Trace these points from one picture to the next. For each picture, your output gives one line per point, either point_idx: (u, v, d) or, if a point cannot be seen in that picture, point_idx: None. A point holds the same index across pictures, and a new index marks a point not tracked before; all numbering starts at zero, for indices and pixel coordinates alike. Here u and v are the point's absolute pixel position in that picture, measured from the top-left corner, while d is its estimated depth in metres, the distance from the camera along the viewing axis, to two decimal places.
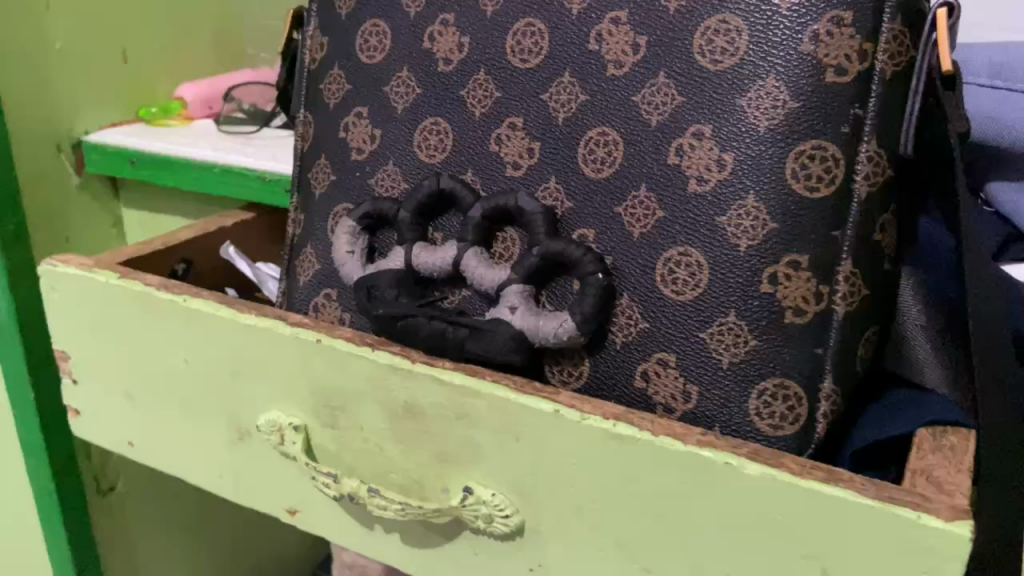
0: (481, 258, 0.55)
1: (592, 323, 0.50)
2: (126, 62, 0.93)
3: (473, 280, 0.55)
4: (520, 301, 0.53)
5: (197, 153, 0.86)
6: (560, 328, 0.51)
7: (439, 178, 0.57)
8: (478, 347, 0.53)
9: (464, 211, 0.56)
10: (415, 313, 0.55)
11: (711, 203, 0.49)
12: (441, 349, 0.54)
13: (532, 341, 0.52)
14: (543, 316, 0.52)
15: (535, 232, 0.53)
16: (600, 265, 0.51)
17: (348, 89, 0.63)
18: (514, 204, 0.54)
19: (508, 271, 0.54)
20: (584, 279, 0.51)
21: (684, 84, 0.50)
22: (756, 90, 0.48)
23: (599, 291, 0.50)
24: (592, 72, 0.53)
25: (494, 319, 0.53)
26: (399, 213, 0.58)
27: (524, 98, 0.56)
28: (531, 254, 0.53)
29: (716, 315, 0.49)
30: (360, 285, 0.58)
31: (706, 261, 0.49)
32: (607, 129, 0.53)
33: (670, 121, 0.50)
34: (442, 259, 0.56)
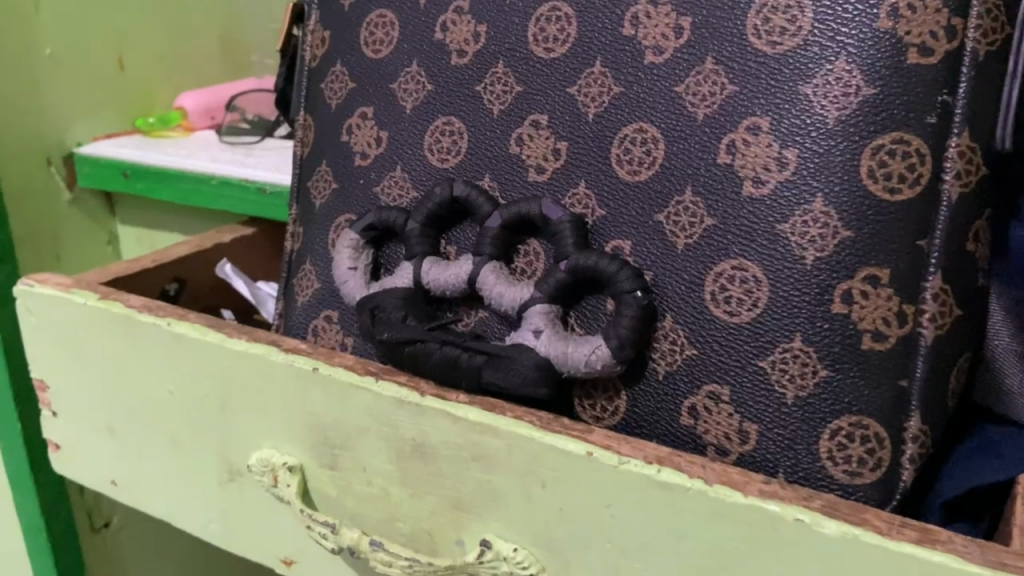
0: (500, 273, 0.48)
1: (631, 350, 0.43)
2: (122, 70, 0.88)
3: (492, 299, 0.48)
4: (545, 323, 0.45)
5: (195, 165, 0.80)
6: (593, 355, 0.44)
7: (453, 185, 0.50)
8: (497, 376, 0.45)
9: (480, 221, 0.49)
10: (426, 337, 0.48)
11: (770, 208, 0.41)
12: (455, 379, 0.47)
13: (560, 370, 0.45)
14: (573, 340, 0.45)
15: (563, 244, 0.46)
16: (637, 283, 0.44)
17: (352, 88, 0.57)
18: (538, 211, 0.47)
19: (531, 289, 0.47)
20: (619, 299, 0.44)
21: (735, 71, 0.43)
22: (824, 75, 0.41)
23: (637, 313, 0.43)
24: (627, 59, 0.46)
25: (515, 345, 0.46)
26: (408, 224, 0.51)
27: (549, 92, 0.49)
28: (559, 269, 0.46)
29: (778, 341, 0.41)
30: (363, 306, 0.51)
31: (764, 277, 0.41)
32: (644, 125, 0.46)
33: (720, 113, 0.43)
34: (456, 275, 0.49)
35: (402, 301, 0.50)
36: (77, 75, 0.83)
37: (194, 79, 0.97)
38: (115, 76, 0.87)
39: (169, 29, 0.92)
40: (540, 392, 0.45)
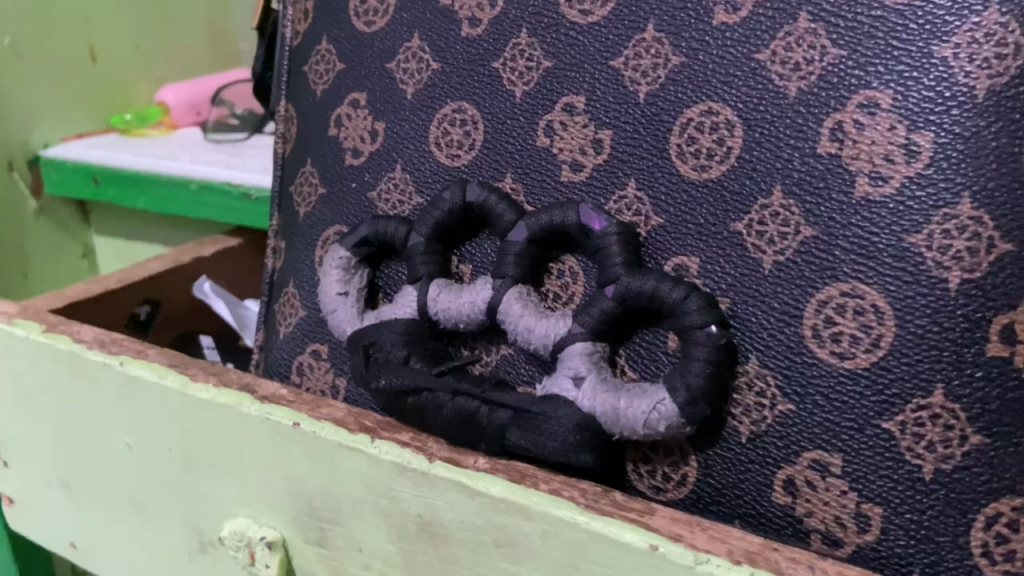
0: (527, 301, 0.37)
1: (706, 406, 0.32)
2: (95, 62, 0.78)
3: (517, 335, 0.37)
4: (588, 367, 0.35)
5: (173, 167, 0.70)
6: (653, 413, 0.33)
7: (466, 188, 0.40)
8: (525, 439, 0.34)
9: (500, 234, 0.39)
10: (432, 386, 0.37)
11: (895, 213, 0.31)
12: (475, 438, 0.36)
13: (610, 430, 0.34)
14: (626, 390, 0.34)
15: (609, 262, 0.35)
16: (712, 316, 0.33)
17: (340, 69, 0.46)
18: (575, 220, 0.37)
19: (568, 321, 0.36)
20: (687, 336, 0.33)
21: (842, 30, 0.32)
22: (967, 32, 0.30)
23: (713, 356, 0.32)
24: (689, 21, 0.36)
25: (548, 396, 0.35)
26: (410, 237, 0.41)
27: (586, 66, 0.38)
28: (605, 295, 0.35)
29: (909, 395, 0.30)
30: (354, 342, 0.40)
31: (889, 307, 0.31)
32: (713, 104, 0.35)
33: (821, 86, 0.32)
34: (471, 302, 0.39)
35: (402, 336, 0.39)
36: (43, 68, 0.73)
37: (179, 72, 0.87)
38: (87, 69, 0.78)
39: (149, 16, 0.82)
40: (584, 459, 0.34)
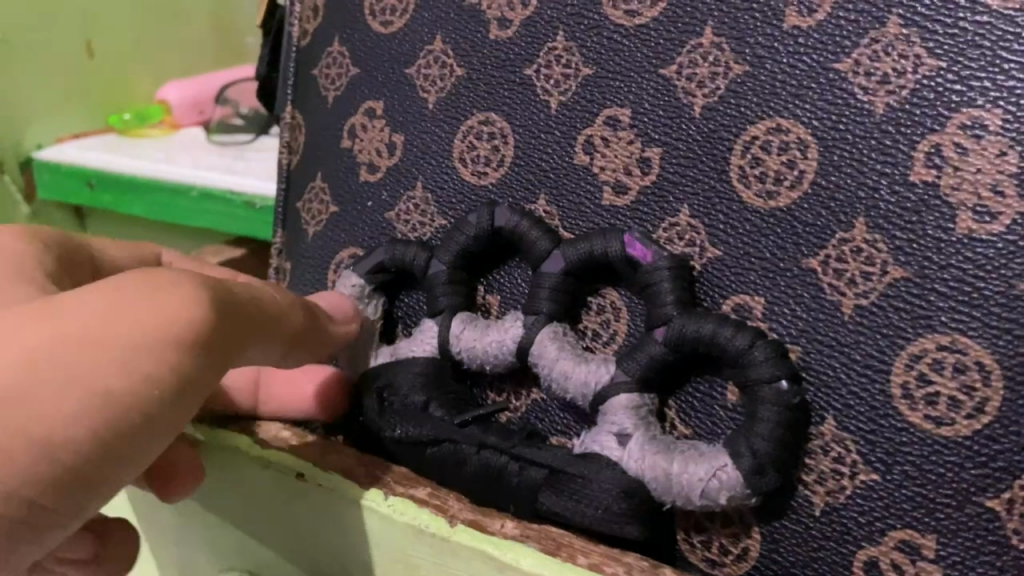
0: (563, 342, 0.33)
1: (775, 473, 0.28)
2: (93, 59, 0.74)
3: (552, 381, 0.33)
4: (634, 422, 0.31)
5: (170, 172, 0.65)
6: (712, 481, 0.28)
7: (494, 210, 0.35)
8: (561, 504, 0.30)
9: (532, 265, 0.34)
10: (456, 437, 0.33)
11: (1005, 254, 0.26)
12: (502, 499, 0.32)
13: (661, 498, 0.30)
14: (679, 452, 0.30)
15: (660, 302, 0.31)
16: (782, 370, 0.28)
17: (353, 73, 0.42)
18: (620, 252, 0.32)
19: (611, 367, 0.32)
20: (752, 392, 0.29)
21: (941, 38, 0.27)
22: None
23: (783, 417, 0.28)
24: (756, 25, 0.31)
25: (587, 455, 0.31)
26: (431, 265, 0.37)
27: (633, 75, 0.34)
28: (656, 341, 0.31)
29: (1019, 470, 0.26)
30: (365, 384, 0.36)
31: (997, 365, 0.26)
32: (784, 120, 0.30)
33: (914, 103, 0.28)
34: (500, 341, 0.34)
35: (421, 377, 0.35)
36: (38, 65, 0.69)
37: (183, 70, 0.82)
38: (86, 66, 0.73)
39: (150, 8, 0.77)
40: (629, 531, 0.29)
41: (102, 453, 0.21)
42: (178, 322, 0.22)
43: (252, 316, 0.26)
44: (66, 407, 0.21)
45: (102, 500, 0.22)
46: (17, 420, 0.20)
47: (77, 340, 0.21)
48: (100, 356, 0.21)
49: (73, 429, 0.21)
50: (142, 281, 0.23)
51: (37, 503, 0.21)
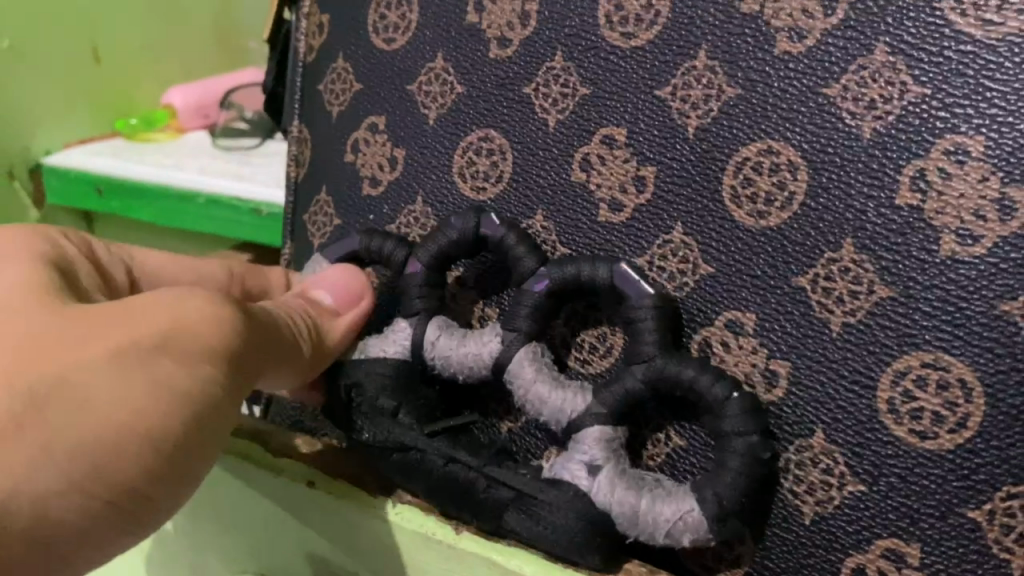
0: (540, 366, 0.34)
1: (735, 521, 0.29)
2: (102, 68, 0.75)
3: (524, 402, 0.34)
4: (604, 455, 0.32)
5: (177, 178, 0.66)
6: (675, 525, 0.30)
7: (481, 220, 0.36)
8: (524, 522, 0.31)
9: (516, 280, 0.35)
10: (422, 447, 0.33)
11: (986, 275, 0.27)
12: (464, 510, 0.32)
13: (623, 532, 0.31)
14: (648, 490, 0.31)
15: (641, 339, 0.32)
16: (755, 423, 0.30)
17: (357, 89, 0.43)
18: (606, 280, 0.33)
19: (585, 396, 0.33)
20: (723, 440, 0.30)
21: (926, 66, 0.28)
22: None
23: (748, 468, 0.29)
24: (748, 49, 0.32)
25: (555, 479, 0.32)
26: (410, 267, 0.37)
27: (629, 95, 0.35)
28: (633, 375, 0.32)
29: (999, 482, 0.27)
30: (334, 377, 0.37)
31: (978, 383, 0.27)
32: (775, 143, 0.31)
33: (900, 128, 0.29)
34: (477, 355, 0.35)
35: (390, 382, 0.36)
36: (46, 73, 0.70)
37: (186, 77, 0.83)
38: (93, 73, 0.75)
39: (156, 14, 0.78)
40: (582, 559, 0.30)
41: (184, 443, 0.27)
42: (223, 334, 0.28)
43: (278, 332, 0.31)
44: (158, 402, 0.26)
45: (178, 485, 0.27)
46: (122, 412, 0.25)
47: (159, 346, 0.26)
48: (176, 357, 0.26)
49: (167, 419, 0.26)
50: (197, 296, 0.28)
51: (144, 483, 0.26)
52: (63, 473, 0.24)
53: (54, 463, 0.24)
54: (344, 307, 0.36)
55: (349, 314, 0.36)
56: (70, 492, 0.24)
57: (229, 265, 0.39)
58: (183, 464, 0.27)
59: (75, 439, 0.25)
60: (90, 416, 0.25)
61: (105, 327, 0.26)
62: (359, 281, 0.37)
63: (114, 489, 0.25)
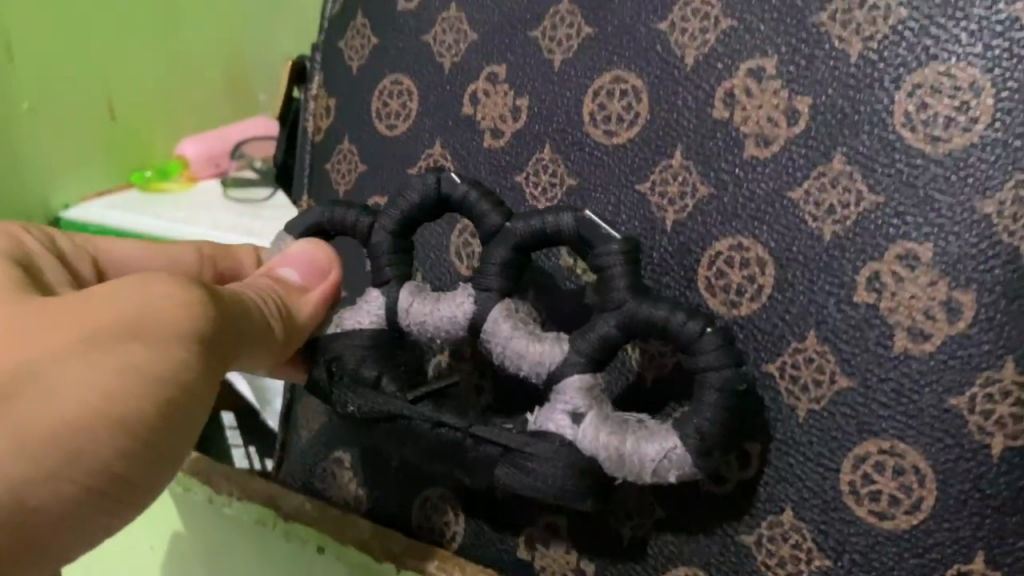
0: (516, 320, 0.35)
1: (718, 453, 0.31)
2: (115, 121, 0.78)
3: (505, 356, 0.35)
4: (587, 401, 0.33)
5: (190, 233, 0.69)
6: (663, 461, 0.31)
7: (442, 177, 0.37)
8: (514, 478, 0.32)
9: (482, 236, 0.36)
10: (409, 414, 0.34)
11: (935, 371, 0.30)
12: (460, 466, 0.35)
13: (612, 475, 0.32)
14: (631, 431, 0.32)
15: (614, 285, 0.33)
16: (728, 357, 0.31)
17: (361, 170, 0.45)
18: (572, 228, 0.34)
19: (563, 346, 0.34)
20: (700, 376, 0.32)
21: (879, 177, 0.31)
22: (1012, 188, 0.29)
23: (726, 401, 0.31)
24: (720, 151, 0.34)
25: (540, 432, 0.33)
26: (374, 234, 0.38)
27: (612, 189, 0.37)
28: (608, 321, 0.33)
29: (951, 560, 0.30)
30: (314, 345, 0.38)
31: (930, 469, 0.30)
32: (743, 239, 0.34)
33: (856, 232, 0.31)
34: (452, 315, 0.36)
35: (369, 350, 0.36)
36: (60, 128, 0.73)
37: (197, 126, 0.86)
38: (108, 127, 0.78)
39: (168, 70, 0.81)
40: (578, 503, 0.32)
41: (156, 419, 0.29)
42: (186, 314, 0.29)
43: (246, 313, 0.32)
44: (124, 386, 0.28)
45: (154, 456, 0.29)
46: (88, 401, 0.27)
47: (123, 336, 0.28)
48: (140, 346, 0.28)
49: (136, 406, 0.28)
50: (161, 284, 0.30)
51: (115, 464, 0.28)
52: (36, 460, 0.26)
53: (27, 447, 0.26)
54: (312, 282, 0.37)
55: (319, 290, 0.37)
56: (45, 476, 0.27)
57: (198, 246, 0.41)
58: (156, 444, 0.29)
59: (46, 427, 0.27)
60: (59, 405, 0.27)
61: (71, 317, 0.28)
62: (326, 256, 0.38)
63: (87, 472, 0.27)
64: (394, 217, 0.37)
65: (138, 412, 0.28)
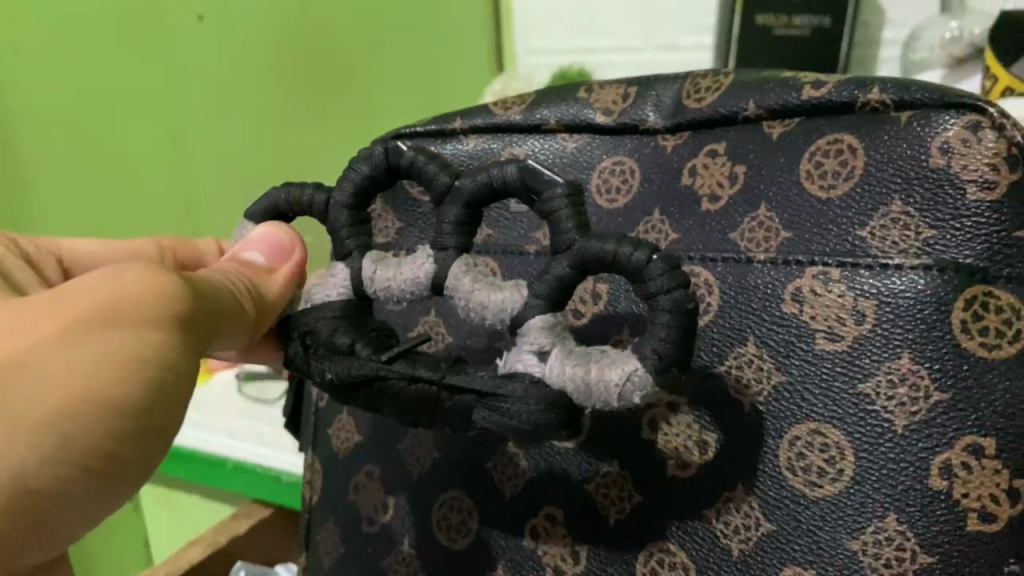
0: (474, 274, 0.39)
1: (676, 370, 0.34)
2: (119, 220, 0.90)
3: (470, 307, 0.39)
4: (550, 341, 0.36)
5: (209, 443, 0.75)
6: (627, 382, 0.34)
7: (389, 149, 0.42)
8: (492, 419, 0.36)
9: (436, 196, 0.41)
10: (386, 373, 0.38)
11: None
12: (441, 418, 0.38)
13: (582, 403, 0.35)
14: (594, 361, 0.34)
15: (562, 229, 0.36)
16: (674, 281, 0.33)
17: (358, 442, 0.53)
18: (516, 178, 0.38)
19: (523, 293, 0.38)
20: (653, 301, 0.34)
21: (771, 508, 0.38)
22: (874, 532, 0.36)
23: (682, 322, 0.33)
24: (647, 467, 0.41)
25: (513, 373, 0.36)
26: (331, 209, 0.44)
27: (563, 483, 0.44)
28: (561, 261, 0.36)
29: None
30: (288, 324, 0.44)
31: None
32: (670, 543, 0.41)
33: (757, 552, 0.38)
34: (414, 276, 0.41)
35: (340, 321, 0.41)
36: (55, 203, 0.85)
37: (179, 224, 0.95)
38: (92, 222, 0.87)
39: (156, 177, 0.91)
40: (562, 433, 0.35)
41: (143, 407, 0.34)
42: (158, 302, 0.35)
43: (220, 298, 0.39)
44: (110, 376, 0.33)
45: (143, 443, 0.35)
46: (73, 388, 0.33)
47: (96, 327, 0.33)
48: (114, 334, 0.34)
49: (118, 391, 0.33)
50: (134, 279, 0.35)
51: (106, 448, 0.34)
52: (33, 446, 0.32)
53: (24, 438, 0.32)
54: (277, 258, 0.45)
55: (286, 265, 0.45)
56: (40, 463, 0.32)
57: (158, 242, 0.53)
58: (146, 427, 0.35)
59: (39, 414, 0.32)
60: (50, 394, 0.32)
61: (55, 314, 0.34)
62: (286, 235, 0.46)
63: (79, 455, 0.33)
64: (347, 191, 0.43)
65: (116, 395, 0.33)
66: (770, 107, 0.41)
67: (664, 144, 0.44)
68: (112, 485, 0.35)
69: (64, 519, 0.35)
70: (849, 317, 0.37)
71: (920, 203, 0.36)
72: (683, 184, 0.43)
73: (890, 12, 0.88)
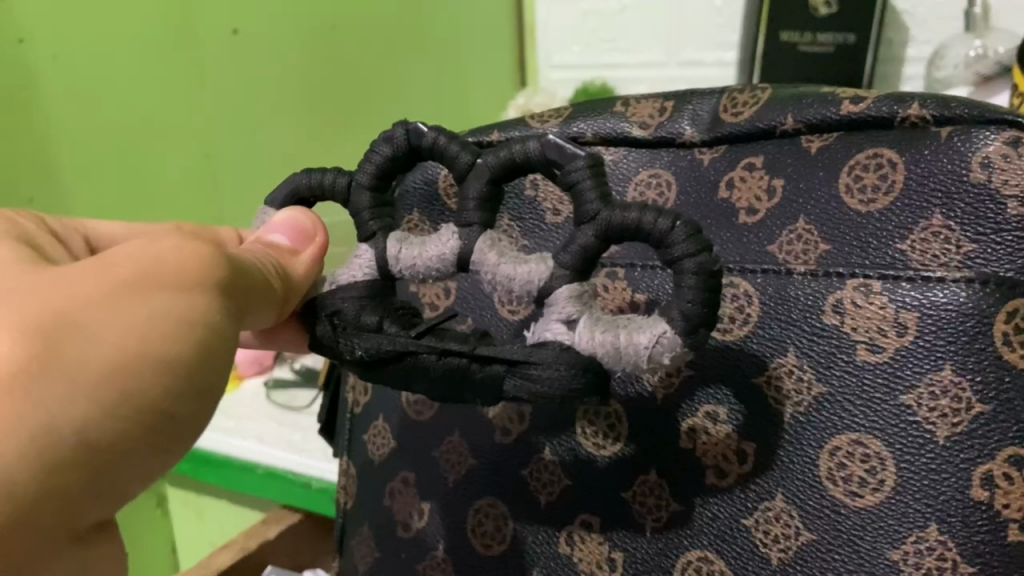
0: (500, 249, 0.40)
1: (704, 330, 0.35)
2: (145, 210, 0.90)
3: (497, 281, 0.40)
4: (578, 308, 0.36)
5: (239, 448, 0.76)
6: (657, 344, 0.35)
7: (409, 129, 0.42)
8: (524, 387, 0.36)
9: (457, 174, 0.41)
10: (414, 349, 0.37)
11: None
12: (469, 392, 0.37)
13: (612, 368, 0.36)
14: (623, 328, 0.35)
15: (586, 201, 0.37)
16: (697, 244, 0.34)
17: (393, 449, 0.54)
18: (538, 153, 0.39)
19: (549, 262, 0.38)
20: (678, 265, 0.34)
21: (810, 519, 0.38)
22: (914, 543, 0.36)
23: (704, 284, 0.34)
24: (684, 476, 0.42)
25: (541, 342, 0.36)
26: (354, 192, 0.44)
27: (601, 491, 0.44)
28: (585, 230, 0.37)
29: None
30: (314, 306, 0.44)
31: None
32: (708, 552, 0.41)
33: (796, 562, 0.39)
34: (440, 253, 0.41)
35: (367, 304, 0.41)
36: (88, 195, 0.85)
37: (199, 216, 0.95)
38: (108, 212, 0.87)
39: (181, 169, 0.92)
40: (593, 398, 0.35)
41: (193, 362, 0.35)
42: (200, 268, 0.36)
43: (252, 271, 0.39)
44: (162, 331, 0.33)
45: (192, 399, 0.35)
46: (128, 342, 0.33)
47: (145, 290, 0.34)
48: (161, 294, 0.34)
49: (171, 346, 0.34)
50: (173, 248, 0.36)
51: (161, 403, 0.34)
52: (92, 399, 0.32)
53: (81, 394, 0.32)
54: (300, 242, 0.45)
55: (308, 251, 0.45)
56: (99, 417, 0.32)
57: None
58: (195, 383, 0.35)
59: (95, 369, 0.32)
60: (103, 347, 0.32)
61: (94, 279, 0.33)
62: (309, 220, 0.46)
63: (136, 410, 0.33)
64: (370, 174, 0.44)
65: (168, 351, 0.34)
66: (808, 120, 0.41)
67: (701, 158, 0.44)
68: (163, 443, 0.35)
69: (114, 482, 0.34)
70: (890, 328, 0.37)
71: (962, 216, 0.36)
72: (720, 197, 0.43)
73: (913, 29, 0.89)
